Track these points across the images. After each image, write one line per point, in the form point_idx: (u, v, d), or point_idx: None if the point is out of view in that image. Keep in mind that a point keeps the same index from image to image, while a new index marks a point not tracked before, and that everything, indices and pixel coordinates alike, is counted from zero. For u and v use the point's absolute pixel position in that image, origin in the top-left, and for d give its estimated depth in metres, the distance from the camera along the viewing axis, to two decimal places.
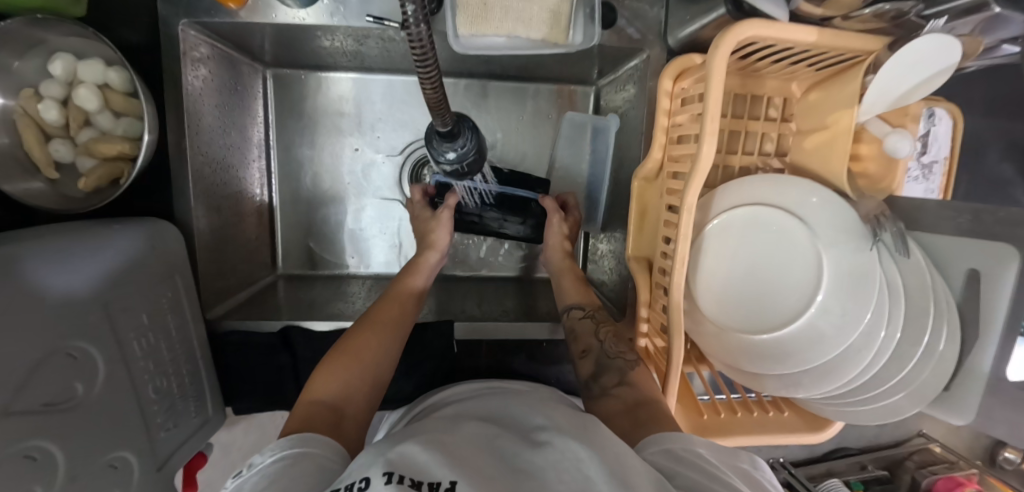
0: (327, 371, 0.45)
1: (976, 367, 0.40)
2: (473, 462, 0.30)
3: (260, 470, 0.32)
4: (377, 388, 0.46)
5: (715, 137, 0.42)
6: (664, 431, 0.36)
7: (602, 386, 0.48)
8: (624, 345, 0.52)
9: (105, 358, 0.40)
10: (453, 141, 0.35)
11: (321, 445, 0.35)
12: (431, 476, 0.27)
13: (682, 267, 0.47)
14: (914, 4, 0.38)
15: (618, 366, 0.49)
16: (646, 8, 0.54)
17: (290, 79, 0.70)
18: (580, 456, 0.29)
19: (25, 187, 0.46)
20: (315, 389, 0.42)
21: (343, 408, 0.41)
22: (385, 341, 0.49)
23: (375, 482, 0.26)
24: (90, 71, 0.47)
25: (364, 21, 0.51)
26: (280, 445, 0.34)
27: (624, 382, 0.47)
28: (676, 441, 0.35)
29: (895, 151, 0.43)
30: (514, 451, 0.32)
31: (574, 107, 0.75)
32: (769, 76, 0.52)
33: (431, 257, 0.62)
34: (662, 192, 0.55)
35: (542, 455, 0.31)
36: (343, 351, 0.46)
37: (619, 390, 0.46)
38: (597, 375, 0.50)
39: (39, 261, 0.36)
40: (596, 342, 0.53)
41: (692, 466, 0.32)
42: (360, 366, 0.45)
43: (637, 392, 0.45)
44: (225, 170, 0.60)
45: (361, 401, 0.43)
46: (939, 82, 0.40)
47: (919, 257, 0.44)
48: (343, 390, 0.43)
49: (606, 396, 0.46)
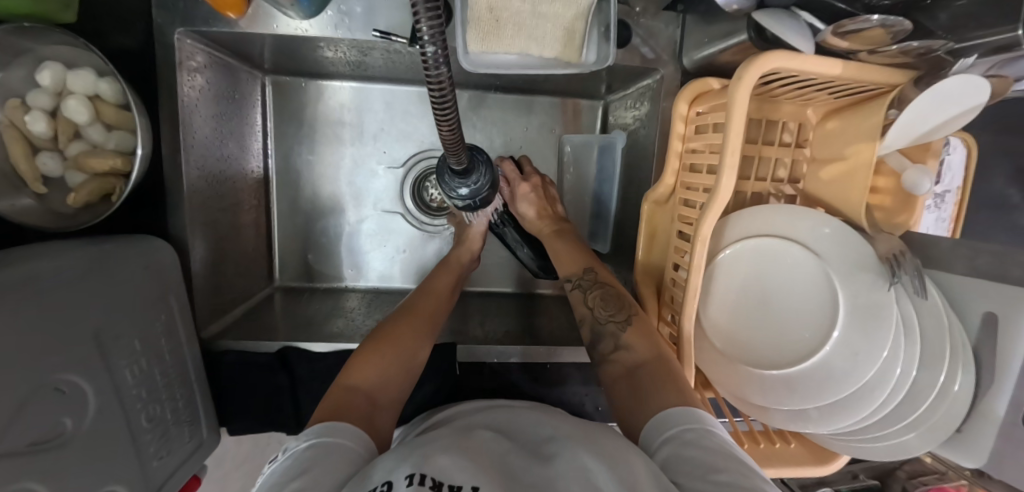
0: (365, 355, 0.44)
1: (989, 411, 0.40)
2: (491, 468, 0.30)
3: (294, 453, 0.32)
4: (410, 382, 0.45)
5: (734, 169, 0.41)
6: (677, 407, 0.37)
7: (601, 353, 0.47)
8: (614, 308, 0.49)
9: (96, 389, 0.38)
10: (466, 177, 0.34)
11: (354, 437, 0.34)
12: (452, 479, 0.27)
13: (694, 298, 0.46)
14: (943, 44, 0.37)
15: (611, 330, 0.48)
16: (661, 28, 0.53)
17: (290, 86, 0.68)
18: (589, 465, 0.30)
19: (12, 204, 0.44)
20: (352, 373, 0.42)
21: (377, 398, 0.41)
22: (423, 334, 0.48)
23: (398, 485, 0.27)
24: (81, 82, 0.45)
25: (369, 35, 0.49)
26: (315, 430, 0.34)
27: (621, 347, 0.46)
28: (676, 424, 0.35)
29: (915, 187, 0.42)
30: (524, 461, 0.32)
31: (581, 121, 0.73)
32: (785, 101, 0.51)
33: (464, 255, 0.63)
34: (673, 217, 0.53)
35: (554, 462, 0.31)
36: (383, 338, 0.46)
37: (618, 356, 0.46)
38: (594, 343, 0.49)
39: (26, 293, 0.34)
40: (585, 310, 0.52)
41: (695, 448, 0.32)
42: (396, 358, 0.45)
43: (636, 355, 0.44)
44: (222, 182, 0.58)
45: (393, 396, 0.42)
46: (964, 120, 0.39)
47: (936, 299, 0.42)
48: (379, 380, 0.42)
49: (607, 363, 0.46)
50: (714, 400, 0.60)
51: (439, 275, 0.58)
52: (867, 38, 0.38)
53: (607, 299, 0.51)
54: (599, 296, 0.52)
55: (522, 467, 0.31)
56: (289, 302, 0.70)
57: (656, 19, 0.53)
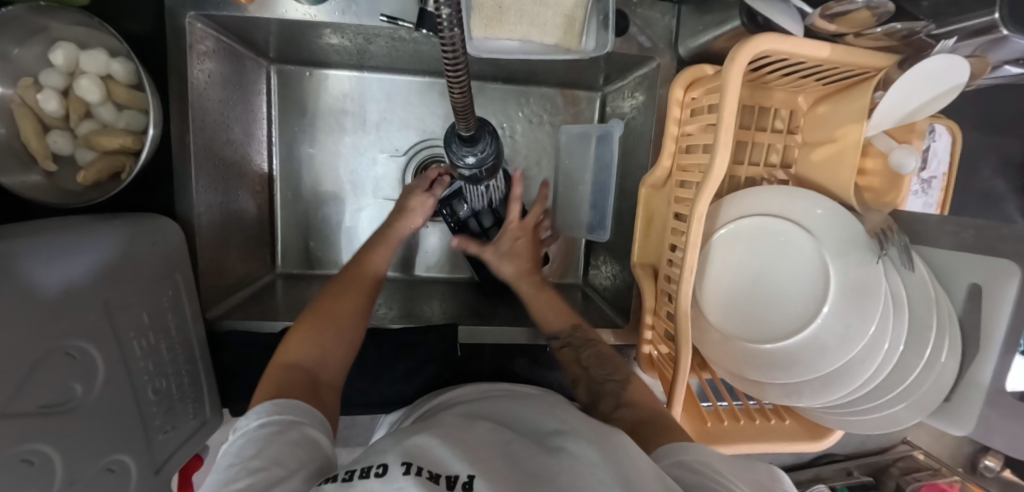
0: (300, 334, 0.43)
1: (975, 379, 0.41)
2: (489, 458, 0.31)
3: (245, 433, 0.32)
4: (351, 352, 0.45)
5: (729, 147, 0.43)
6: (669, 445, 0.36)
7: (602, 410, 0.46)
8: (610, 368, 0.50)
9: (105, 358, 0.39)
10: (472, 146, 0.35)
11: (305, 415, 0.35)
12: (449, 470, 0.28)
13: (691, 274, 0.47)
14: (926, 25, 0.38)
15: (611, 389, 0.48)
16: (657, 17, 0.55)
17: (294, 76, 0.69)
18: (591, 459, 0.30)
19: (23, 179, 0.45)
20: (288, 352, 0.42)
21: (318, 373, 0.41)
22: (358, 307, 0.48)
23: (393, 471, 0.27)
24: (93, 61, 0.46)
25: (376, 21, 0.51)
26: (264, 409, 0.34)
27: (622, 404, 0.46)
28: (690, 453, 0.34)
29: (901, 166, 0.44)
30: (526, 454, 0.33)
31: (579, 112, 0.75)
32: (776, 88, 0.53)
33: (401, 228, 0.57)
34: (669, 199, 0.55)
35: (559, 456, 0.32)
36: (317, 315, 0.45)
37: (619, 414, 0.45)
38: (592, 402, 0.48)
39: (42, 259, 0.35)
40: (580, 370, 0.52)
41: (709, 478, 0.32)
42: (335, 333, 0.45)
43: (636, 413, 0.44)
44: (228, 166, 0.59)
45: (336, 370, 0.43)
46: (947, 100, 0.41)
47: (923, 272, 0.44)
48: (317, 355, 0.42)
49: (610, 422, 0.45)
50: (711, 381, 0.61)
51: (380, 242, 0.55)
52: (855, 21, 0.40)
53: (603, 360, 0.51)
54: (593, 354, 0.52)
55: (522, 463, 0.32)
56: (290, 288, 0.70)
57: (652, 9, 0.55)
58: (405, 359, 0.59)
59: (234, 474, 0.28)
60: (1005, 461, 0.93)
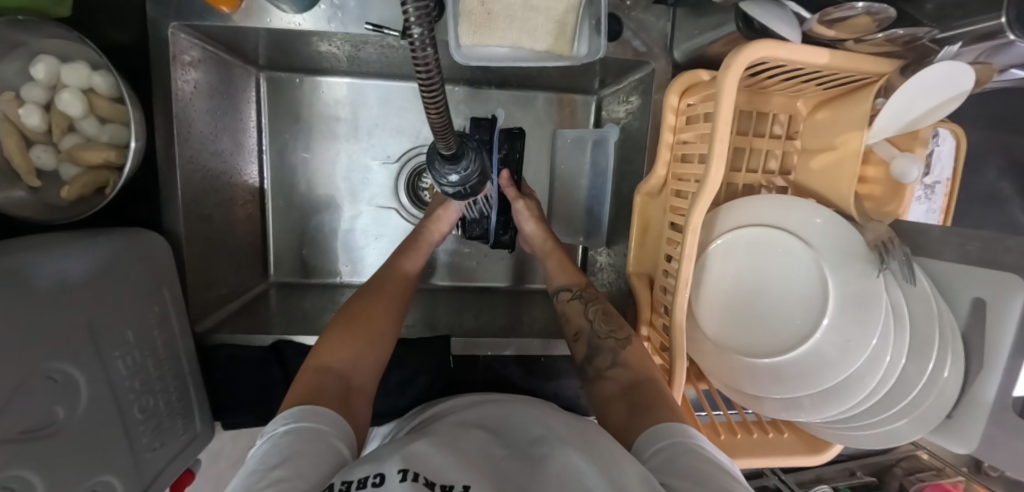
0: (334, 338, 0.45)
1: (979, 395, 0.40)
2: (480, 471, 0.31)
3: (270, 438, 0.33)
4: (381, 357, 0.46)
5: (724, 157, 0.41)
6: (662, 423, 0.37)
7: (596, 367, 0.49)
8: (616, 324, 0.51)
9: (88, 379, 0.38)
10: (455, 164, 0.34)
11: (332, 423, 0.34)
12: (445, 480, 0.28)
13: (685, 288, 0.46)
14: (930, 30, 0.36)
15: (610, 346, 0.49)
16: (652, 21, 0.53)
17: (285, 82, 0.68)
18: (581, 471, 0.30)
19: (6, 196, 0.44)
20: (323, 356, 0.42)
21: (352, 376, 0.42)
22: (389, 314, 0.50)
23: (390, 479, 0.27)
24: (74, 75, 0.45)
25: (362, 28, 0.49)
26: (291, 415, 0.34)
27: (618, 364, 0.47)
28: (671, 437, 0.35)
29: (903, 176, 0.43)
30: (515, 471, 0.32)
31: (574, 115, 0.74)
32: (775, 93, 0.51)
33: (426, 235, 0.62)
34: (665, 209, 0.54)
35: (546, 467, 0.31)
36: (350, 321, 0.47)
37: (613, 372, 0.47)
38: (591, 357, 0.50)
39: (18, 283, 0.34)
40: (586, 321, 0.53)
41: (683, 462, 0.32)
42: (366, 335, 0.46)
43: (631, 373, 0.46)
44: (216, 176, 0.58)
45: (367, 375, 0.43)
46: (950, 108, 0.39)
47: (925, 284, 0.43)
48: (351, 358, 0.43)
49: (602, 379, 0.47)
50: (709, 392, 0.60)
51: (415, 246, 0.60)
52: (855, 25, 0.38)
53: (609, 316, 0.53)
54: (600, 310, 0.54)
55: (512, 479, 0.31)
56: (284, 298, 0.70)
57: (647, 12, 0.53)
58: (398, 370, 0.59)
59: (256, 481, 0.28)
60: None
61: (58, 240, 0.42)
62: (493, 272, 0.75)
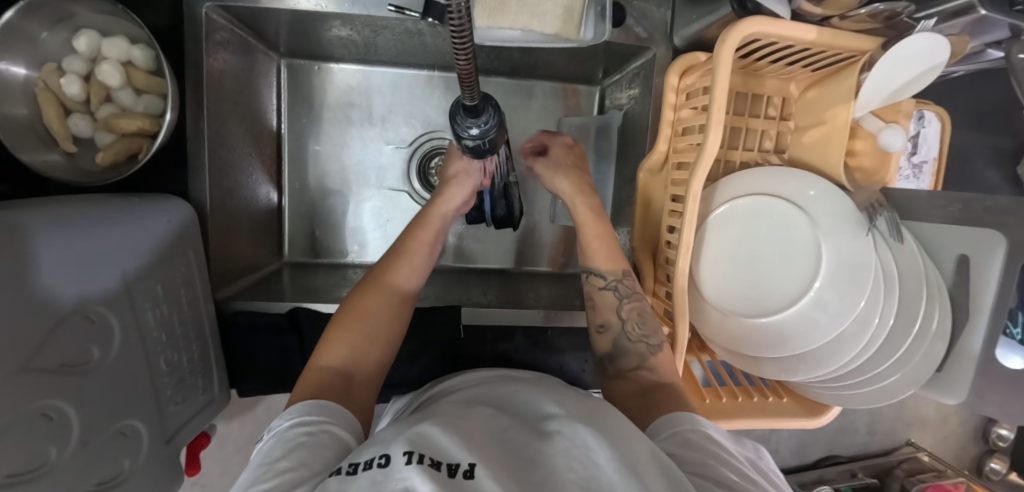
0: (335, 337, 0.45)
1: (967, 347, 0.43)
2: (487, 443, 0.33)
3: (278, 435, 0.35)
4: (384, 349, 0.47)
5: (721, 126, 0.45)
6: (675, 413, 0.40)
7: (619, 368, 0.50)
8: (649, 327, 0.50)
9: (121, 325, 0.40)
10: (476, 118, 0.37)
11: (335, 416, 0.37)
12: (449, 458, 0.30)
13: (687, 253, 0.49)
14: (907, 5, 0.39)
15: (638, 350, 0.50)
16: (654, 9, 0.57)
17: (303, 69, 0.72)
18: (588, 445, 0.32)
19: (44, 158, 0.47)
20: (325, 355, 0.43)
21: (353, 374, 0.43)
22: (391, 307, 0.49)
23: (397, 460, 0.28)
24: (114, 48, 0.48)
25: (384, 11, 0.53)
26: (297, 411, 0.37)
27: (642, 367, 0.48)
28: (685, 424, 0.38)
29: (889, 146, 0.46)
30: (524, 441, 0.34)
31: (579, 105, 0.77)
32: (768, 75, 0.55)
33: (440, 216, 0.58)
34: (666, 183, 0.57)
35: (554, 441, 0.33)
36: (349, 317, 0.47)
37: (636, 374, 0.48)
38: (614, 356, 0.51)
39: (58, 228, 0.36)
40: (615, 318, 0.53)
41: (699, 447, 0.35)
42: (366, 333, 0.46)
43: (655, 374, 0.47)
44: (239, 154, 0.61)
45: (370, 368, 0.45)
46: (928, 79, 0.43)
47: (910, 244, 0.46)
48: (352, 357, 0.44)
49: (622, 379, 0.49)
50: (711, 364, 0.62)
51: (422, 231, 0.56)
52: (839, 3, 0.41)
53: (643, 316, 0.52)
54: (634, 310, 0.52)
55: (521, 449, 0.33)
56: (297, 276, 0.72)
57: (649, 1, 0.56)
58: (409, 340, 0.60)
59: (264, 475, 0.30)
60: (1010, 461, 0.95)
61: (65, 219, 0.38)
62: (501, 254, 0.78)
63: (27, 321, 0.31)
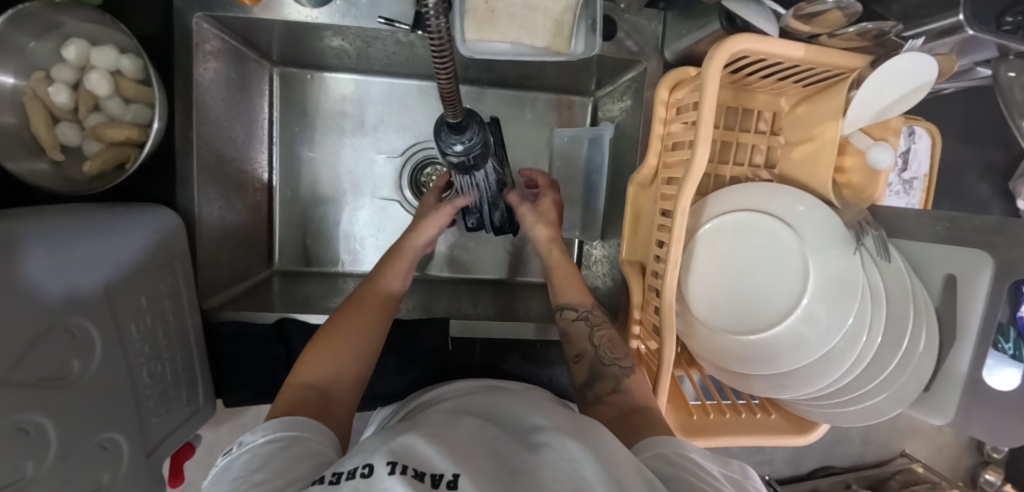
0: (314, 354, 0.45)
1: (953, 368, 0.43)
2: (471, 455, 0.32)
3: (254, 448, 0.34)
4: (362, 367, 0.47)
5: (709, 143, 0.45)
6: (659, 436, 0.39)
7: (597, 392, 0.47)
8: (621, 351, 0.50)
9: (103, 337, 0.40)
10: (461, 134, 0.37)
11: (311, 430, 0.36)
12: (433, 469, 0.29)
13: (675, 269, 0.49)
14: (894, 24, 0.39)
15: (614, 372, 0.48)
16: (644, 23, 0.57)
17: (295, 78, 0.72)
18: (575, 456, 0.31)
19: (30, 167, 0.47)
20: (303, 372, 0.43)
21: (331, 392, 0.42)
22: (369, 324, 0.49)
23: (379, 471, 0.28)
24: (103, 57, 0.48)
25: (374, 23, 0.52)
26: (272, 426, 0.36)
27: (620, 389, 0.47)
28: (669, 446, 0.37)
29: (877, 163, 0.46)
30: (510, 452, 0.34)
31: (571, 116, 0.77)
32: (758, 90, 0.55)
33: (414, 242, 0.60)
34: (656, 197, 0.57)
35: (541, 453, 0.33)
36: (328, 336, 0.47)
37: (613, 397, 0.46)
38: (592, 381, 0.49)
39: (38, 241, 0.36)
40: (589, 347, 0.51)
41: (683, 469, 0.34)
42: (345, 350, 0.46)
43: (631, 398, 0.45)
44: (229, 162, 0.61)
45: (348, 384, 0.44)
46: (918, 96, 0.43)
47: (898, 262, 0.46)
48: (330, 374, 0.43)
49: (601, 404, 0.46)
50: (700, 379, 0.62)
51: (395, 258, 0.58)
52: (827, 21, 0.41)
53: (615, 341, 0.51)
54: (605, 335, 0.52)
55: (506, 459, 0.33)
56: (287, 285, 0.71)
57: (639, 15, 0.56)
58: (398, 352, 0.60)
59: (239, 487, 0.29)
60: (1005, 474, 0.95)
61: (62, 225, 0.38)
62: (493, 264, 0.77)
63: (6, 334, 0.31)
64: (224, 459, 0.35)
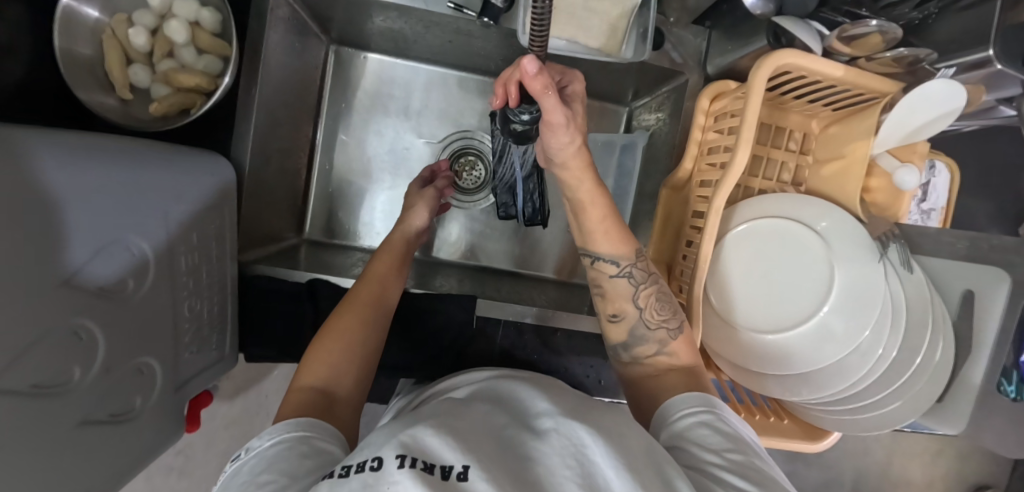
0: (315, 355, 0.44)
1: (968, 379, 0.45)
2: (484, 445, 0.32)
3: (260, 452, 0.34)
4: (366, 361, 0.46)
5: (748, 147, 0.48)
6: (698, 392, 0.42)
7: (636, 355, 0.50)
8: (669, 314, 0.49)
9: (157, 261, 0.41)
10: (529, 104, 0.40)
11: (317, 429, 0.36)
12: (443, 461, 0.29)
13: (703, 264, 0.51)
14: (930, 53, 0.43)
15: (659, 337, 0.49)
16: (690, 38, 0.60)
17: (348, 57, 0.75)
18: (581, 442, 0.31)
19: (100, 100, 0.49)
20: (305, 374, 0.43)
21: (333, 390, 0.42)
22: (365, 318, 0.48)
23: (389, 465, 0.27)
24: (185, 8, 0.51)
25: (444, 7, 0.55)
26: (277, 429, 0.36)
27: (663, 352, 0.49)
28: (702, 404, 0.40)
29: (903, 184, 0.49)
30: (518, 440, 0.33)
31: (605, 123, 0.80)
32: (792, 110, 0.58)
33: (406, 230, 0.63)
34: (689, 200, 0.60)
35: (547, 438, 0.33)
36: (325, 334, 0.46)
37: (656, 360, 0.49)
38: (630, 344, 0.50)
39: (108, 160, 0.37)
40: (632, 307, 0.50)
41: (699, 433, 0.37)
42: (342, 348, 0.45)
43: (675, 360, 0.48)
44: (280, 125, 0.63)
45: (351, 381, 0.44)
46: (947, 121, 0.46)
47: (920, 274, 0.48)
48: (331, 373, 0.43)
49: (639, 365, 0.50)
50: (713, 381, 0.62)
51: (387, 253, 0.58)
52: (868, 44, 0.45)
53: (663, 303, 0.49)
54: (652, 295, 0.50)
55: (514, 448, 0.32)
56: (315, 254, 0.72)
57: (686, 30, 0.60)
58: (425, 323, 0.61)
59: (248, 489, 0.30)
60: None
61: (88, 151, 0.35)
62: (517, 256, 0.79)
63: (69, 243, 0.32)
64: (234, 464, 0.35)
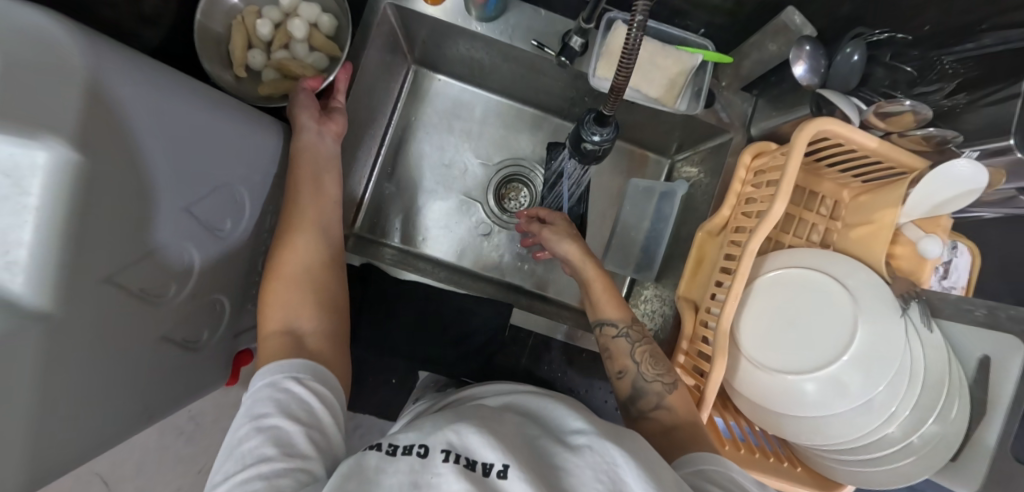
0: (273, 295, 0.45)
1: (982, 440, 0.47)
2: (520, 450, 0.34)
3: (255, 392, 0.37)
4: (325, 301, 0.46)
5: (786, 200, 0.52)
6: (701, 454, 0.42)
7: (640, 409, 0.53)
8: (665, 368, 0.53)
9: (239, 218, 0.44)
10: (602, 127, 0.46)
11: (305, 370, 0.39)
12: (484, 457, 0.32)
13: (734, 300, 0.54)
14: (955, 135, 0.49)
15: (656, 389, 0.52)
16: (738, 102, 0.68)
17: (425, 78, 0.83)
18: (614, 460, 0.33)
19: (220, 75, 0.55)
20: (270, 318, 0.44)
21: (299, 330, 0.43)
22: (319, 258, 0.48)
23: (434, 456, 0.31)
24: (310, 11, 0.59)
25: (527, 44, 0.64)
26: (270, 370, 0.38)
27: (663, 406, 0.51)
28: (711, 463, 0.41)
29: (928, 252, 0.53)
30: (552, 452, 0.35)
31: (647, 171, 0.86)
32: (826, 178, 0.63)
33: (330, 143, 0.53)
34: (723, 244, 0.63)
35: (579, 452, 0.35)
36: (279, 272, 0.46)
37: (657, 414, 0.51)
38: (635, 398, 0.53)
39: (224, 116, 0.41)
40: (631, 363, 0.54)
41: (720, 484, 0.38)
42: (299, 290, 0.45)
43: (674, 416, 0.50)
44: (360, 123, 0.69)
45: (314, 321, 0.45)
46: (969, 198, 0.51)
47: (939, 337, 0.51)
48: (292, 315, 0.44)
49: (645, 419, 0.51)
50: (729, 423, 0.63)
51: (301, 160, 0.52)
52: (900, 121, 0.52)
53: (657, 358, 0.54)
54: (648, 351, 0.54)
55: (547, 456, 0.35)
56: (359, 250, 0.76)
57: (735, 95, 0.68)
58: (459, 324, 0.64)
59: (251, 436, 0.34)
60: None
61: (147, 86, 0.32)
62: (548, 280, 0.82)
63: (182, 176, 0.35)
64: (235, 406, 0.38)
